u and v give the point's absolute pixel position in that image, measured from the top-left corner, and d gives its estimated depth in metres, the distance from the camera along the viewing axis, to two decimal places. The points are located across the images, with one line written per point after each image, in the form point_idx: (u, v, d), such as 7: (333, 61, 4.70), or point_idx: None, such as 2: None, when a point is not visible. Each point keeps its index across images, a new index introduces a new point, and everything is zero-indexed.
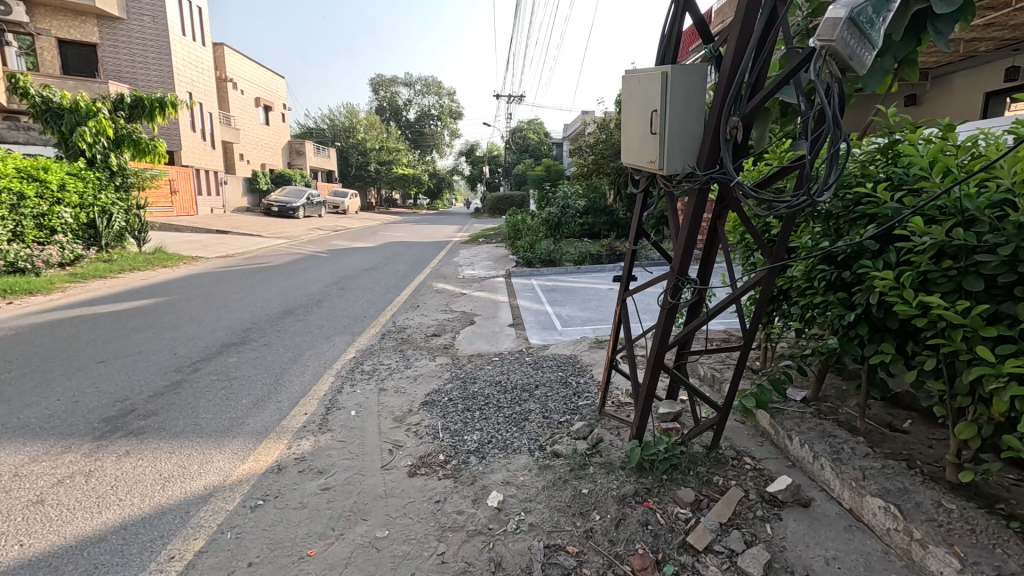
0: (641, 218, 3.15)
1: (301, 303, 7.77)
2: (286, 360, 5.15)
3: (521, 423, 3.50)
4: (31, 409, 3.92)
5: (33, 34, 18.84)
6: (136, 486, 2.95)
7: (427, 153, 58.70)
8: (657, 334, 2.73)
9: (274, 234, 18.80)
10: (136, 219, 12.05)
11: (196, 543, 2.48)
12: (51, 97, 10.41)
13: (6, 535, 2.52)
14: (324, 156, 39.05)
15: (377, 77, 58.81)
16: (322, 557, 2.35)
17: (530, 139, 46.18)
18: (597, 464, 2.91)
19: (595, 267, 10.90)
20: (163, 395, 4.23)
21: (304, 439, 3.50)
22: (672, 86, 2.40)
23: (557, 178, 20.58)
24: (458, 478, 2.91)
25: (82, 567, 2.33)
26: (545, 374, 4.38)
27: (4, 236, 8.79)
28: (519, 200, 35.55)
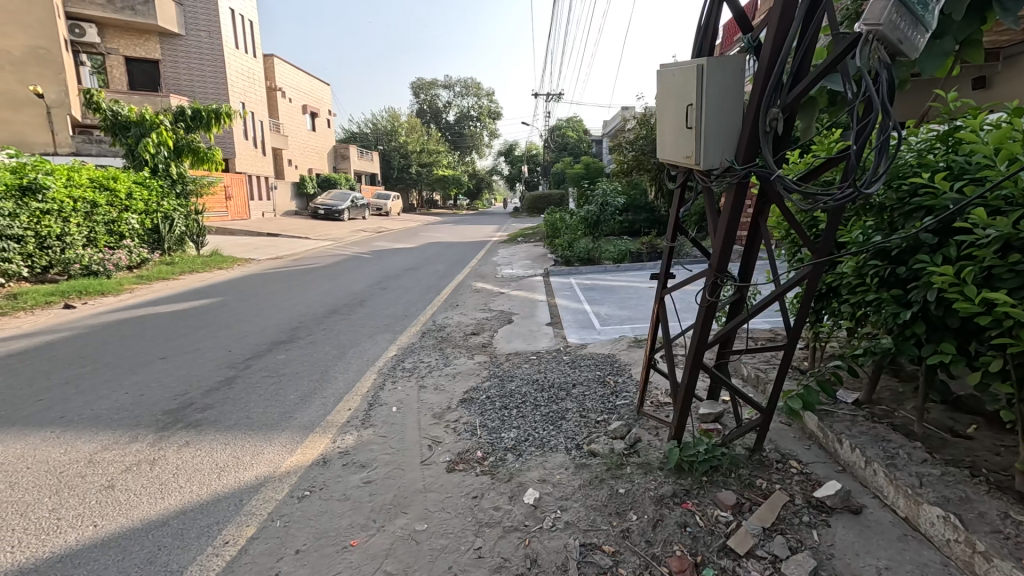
0: (678, 215, 3.09)
1: (346, 302, 8.05)
2: (331, 357, 5.35)
3: (558, 422, 3.50)
4: (103, 401, 4.24)
5: (104, 53, 20.46)
6: (194, 475, 3.13)
7: (466, 154, 59.40)
8: (696, 334, 2.67)
9: (320, 236, 19.52)
10: (195, 224, 12.80)
11: (249, 530, 2.62)
12: (119, 111, 11.21)
13: (81, 516, 2.74)
14: (368, 159, 40.18)
15: (417, 81, 59.95)
16: (363, 547, 2.43)
17: (569, 138, 46.02)
18: (635, 464, 2.88)
19: (634, 265, 10.74)
20: (218, 389, 4.49)
21: (348, 434, 3.62)
22: (708, 79, 2.34)
23: (596, 176, 20.40)
24: (495, 475, 2.95)
25: (146, 548, 2.51)
26: (583, 373, 4.36)
27: (79, 242, 9.54)
28: (558, 199, 35.46)
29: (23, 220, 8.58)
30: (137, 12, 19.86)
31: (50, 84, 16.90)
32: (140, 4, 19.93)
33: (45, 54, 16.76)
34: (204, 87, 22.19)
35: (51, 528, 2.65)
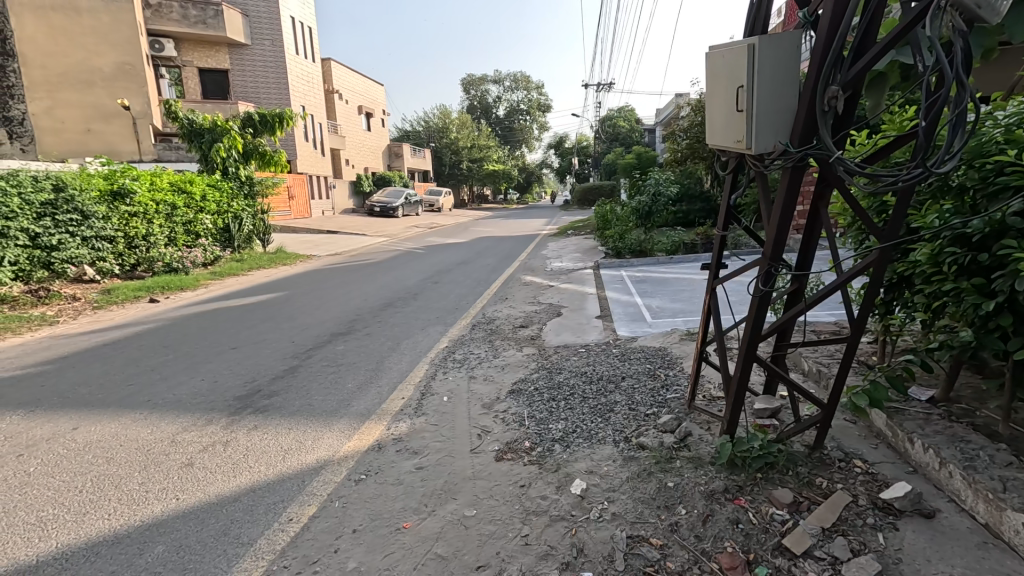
0: (730, 202, 2.96)
1: (400, 296, 8.32)
2: (386, 348, 5.56)
3: (606, 414, 3.47)
4: (182, 387, 4.62)
5: (181, 66, 22.04)
6: (262, 456, 3.36)
7: (516, 148, 59.49)
8: (748, 326, 2.57)
9: (376, 233, 20.20)
10: (261, 223, 13.61)
11: (311, 509, 2.78)
12: (194, 119, 11.92)
13: (165, 489, 3.02)
14: (420, 157, 41.06)
15: (468, 77, 60.55)
16: (416, 529, 2.53)
17: (621, 127, 45.23)
18: (684, 458, 2.82)
19: (688, 256, 10.46)
20: (283, 377, 4.78)
21: (402, 422, 3.76)
22: (760, 59, 2.24)
23: (648, 166, 19.95)
24: (542, 465, 2.98)
25: (221, 521, 2.72)
26: (633, 366, 4.29)
27: (161, 241, 10.37)
28: (609, 189, 34.81)
29: (114, 222, 9.47)
30: (208, 26, 21.16)
31: (135, 97, 18.37)
32: (211, 18, 21.22)
33: (131, 69, 18.24)
34: (269, 93, 23.50)
35: (141, 499, 2.93)
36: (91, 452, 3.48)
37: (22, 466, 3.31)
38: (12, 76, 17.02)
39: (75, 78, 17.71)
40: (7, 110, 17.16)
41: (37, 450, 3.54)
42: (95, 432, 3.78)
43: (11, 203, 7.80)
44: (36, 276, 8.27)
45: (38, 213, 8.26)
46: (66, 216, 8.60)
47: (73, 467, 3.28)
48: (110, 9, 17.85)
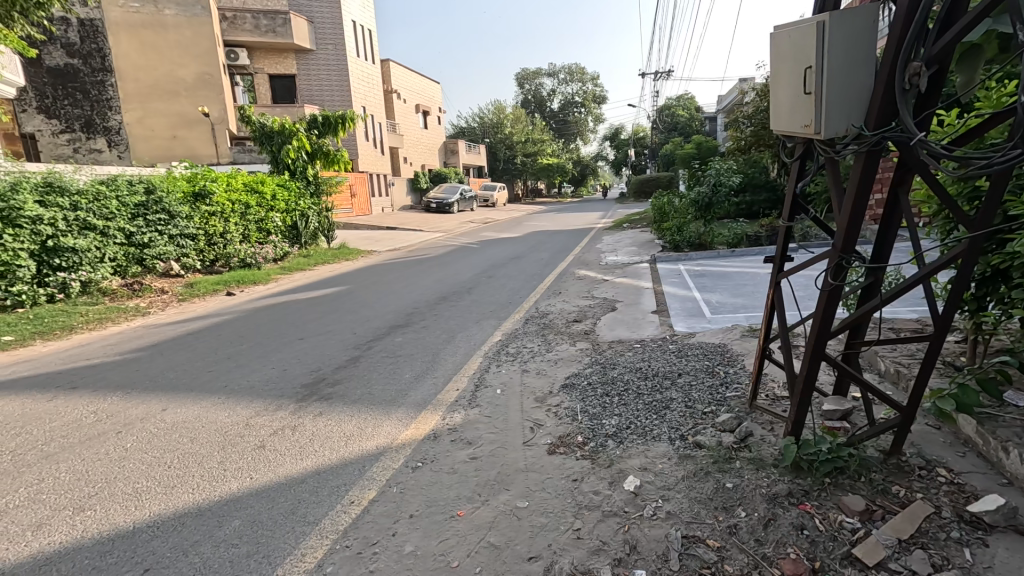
0: (797, 189, 2.79)
1: (455, 290, 8.48)
2: (441, 341, 5.70)
3: (662, 411, 3.39)
4: (255, 374, 4.96)
5: (253, 73, 23.37)
6: (326, 441, 3.55)
7: (570, 141, 58.92)
8: (815, 323, 2.43)
9: (433, 228, 20.68)
10: (326, 220, 14.33)
11: (370, 492, 2.92)
12: (265, 122, 12.71)
13: (241, 468, 3.26)
14: (475, 153, 41.53)
15: (522, 71, 60.50)
16: (469, 518, 2.59)
17: (680, 117, 43.97)
18: (744, 459, 2.71)
19: (751, 249, 10.00)
20: (346, 366, 5.03)
21: (456, 412, 3.85)
22: (831, 36, 2.10)
23: (709, 156, 19.26)
24: (595, 460, 2.95)
25: (288, 500, 2.90)
26: (690, 362, 4.16)
27: (237, 238, 11.14)
28: (666, 181, 33.76)
29: (196, 221, 10.25)
30: (278, 34, 22.30)
31: (214, 104, 19.75)
32: (280, 26, 22.35)
33: (210, 79, 19.63)
34: (332, 95, 24.57)
35: (219, 476, 3.18)
36: (178, 431, 3.81)
37: (121, 442, 3.68)
38: (110, 90, 18.72)
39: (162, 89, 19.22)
40: (106, 120, 18.92)
41: (133, 428, 3.91)
42: (181, 413, 4.13)
43: (110, 205, 8.60)
44: (131, 271, 9.10)
45: (132, 213, 9.06)
46: (155, 216, 9.39)
47: (162, 445, 3.61)
48: (192, 23, 19.26)
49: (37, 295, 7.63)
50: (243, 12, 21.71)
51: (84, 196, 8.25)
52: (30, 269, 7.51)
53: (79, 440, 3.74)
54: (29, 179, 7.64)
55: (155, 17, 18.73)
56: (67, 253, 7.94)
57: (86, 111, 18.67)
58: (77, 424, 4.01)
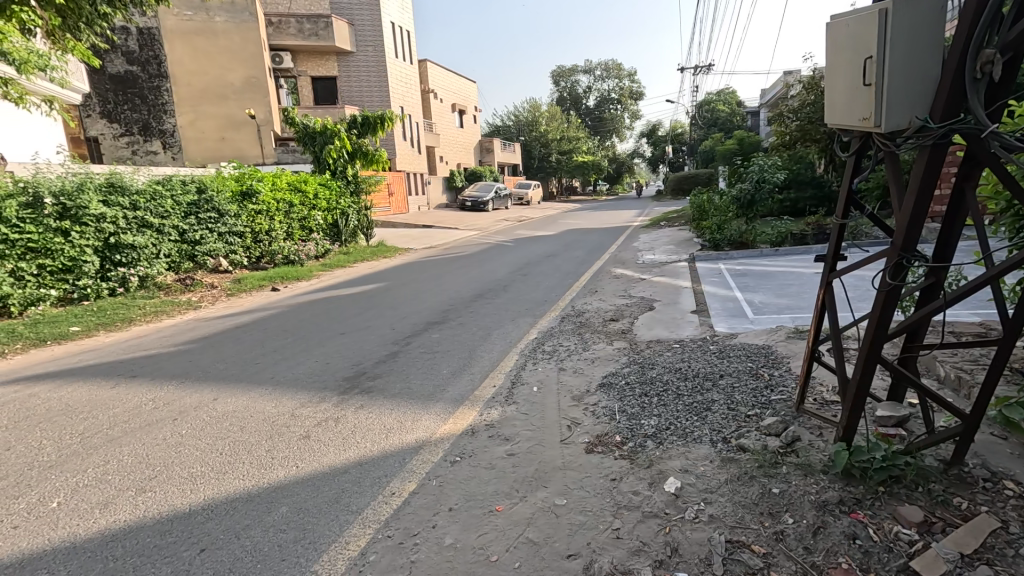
0: (852, 186, 2.67)
1: (490, 288, 8.53)
2: (478, 338, 5.75)
3: (703, 413, 3.32)
4: (300, 366, 5.14)
5: (297, 76, 24.12)
6: (367, 433, 3.65)
7: (606, 138, 58.27)
8: (871, 324, 2.33)
9: (468, 226, 20.85)
10: (365, 218, 14.67)
11: (410, 485, 2.98)
12: (308, 123, 13.12)
13: (287, 457, 3.38)
14: (511, 151, 41.61)
15: (558, 69, 60.16)
16: (508, 513, 2.62)
17: (720, 112, 42.88)
18: (792, 464, 2.63)
19: (796, 249, 9.64)
20: (385, 361, 5.15)
21: (493, 409, 3.88)
22: (893, 25, 2.00)
23: (751, 152, 18.68)
24: (634, 460, 2.93)
25: (332, 489, 3.00)
26: (732, 364, 4.06)
27: (281, 236, 11.55)
28: (705, 178, 32.89)
29: (243, 219, 10.68)
30: (320, 37, 22.93)
31: (260, 107, 20.50)
32: (322, 30, 22.95)
33: (257, 82, 20.38)
34: (372, 96, 25.10)
35: (267, 464, 3.31)
36: (229, 420, 3.99)
37: (177, 429, 3.88)
38: (165, 94, 19.73)
39: (212, 92, 20.06)
40: (161, 124, 19.97)
41: (187, 415, 4.12)
42: (230, 403, 4.32)
43: (165, 204, 9.06)
44: (183, 267, 9.56)
45: (185, 212, 9.51)
46: (206, 214, 9.84)
47: (214, 432, 3.79)
48: (240, 29, 20.02)
49: (101, 289, 8.13)
50: (287, 17, 22.46)
51: (142, 195, 8.72)
52: (95, 264, 8.01)
53: (139, 425, 3.97)
54: (94, 180, 8.12)
55: (206, 24, 19.58)
56: (127, 249, 8.42)
57: (144, 116, 19.77)
58: (137, 410, 4.26)
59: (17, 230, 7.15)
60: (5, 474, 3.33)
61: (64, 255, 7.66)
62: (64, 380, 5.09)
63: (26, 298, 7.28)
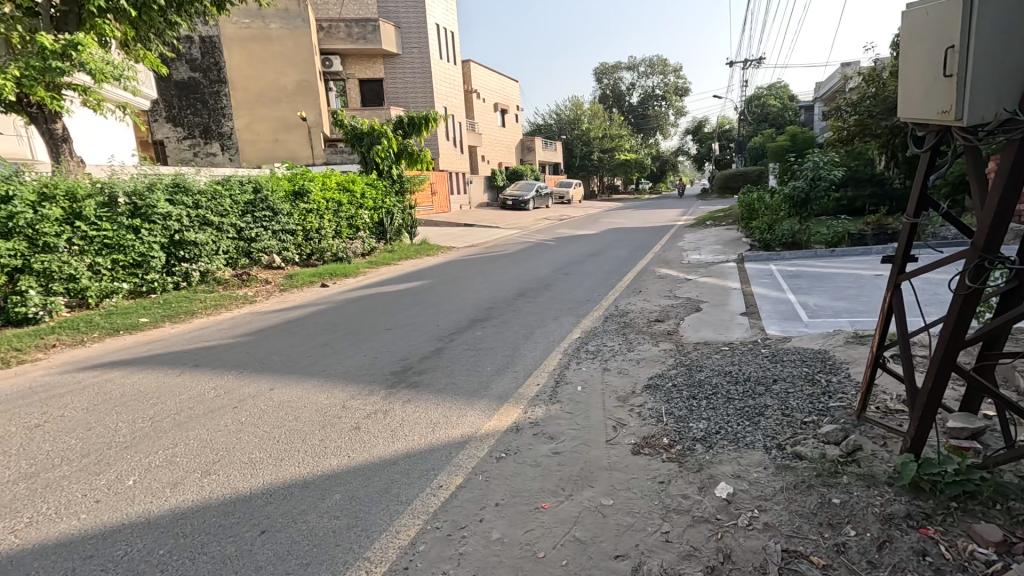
0: (927, 184, 2.52)
1: (532, 286, 8.55)
2: (521, 336, 5.77)
3: (755, 418, 3.22)
4: (349, 360, 5.31)
5: (345, 78, 24.72)
6: (415, 426, 3.74)
7: (649, 136, 57.15)
8: (946, 329, 2.20)
9: (509, 225, 20.92)
10: (409, 217, 15.00)
11: (457, 478, 3.03)
12: (356, 124, 13.50)
13: (339, 447, 3.52)
14: (552, 150, 41.48)
15: (601, 66, 59.48)
16: (554, 511, 2.62)
17: (771, 107, 41.27)
18: (853, 474, 2.52)
19: (854, 249, 9.18)
20: (430, 357, 5.26)
21: (537, 407, 3.89)
22: (979, 11, 1.88)
23: (805, 149, 17.91)
24: (682, 463, 2.87)
25: (382, 480, 3.09)
26: (786, 368, 3.92)
27: (330, 234, 11.97)
28: (755, 176, 31.69)
29: (296, 218, 11.12)
30: (368, 41, 23.56)
31: (311, 109, 21.27)
32: (370, 33, 23.56)
33: (308, 85, 21.15)
34: (416, 97, 25.57)
35: (320, 453, 3.45)
36: (284, 410, 4.17)
37: (237, 416, 4.09)
38: (224, 99, 20.79)
39: (267, 96, 20.97)
40: (221, 127, 21.05)
41: (246, 404, 4.34)
42: (285, 393, 4.52)
43: (225, 203, 9.53)
44: (240, 263, 10.05)
45: (243, 211, 9.98)
46: (261, 213, 10.29)
47: (271, 421, 3.97)
48: (293, 35, 20.83)
49: (166, 282, 8.68)
50: (337, 22, 23.20)
51: (204, 195, 9.21)
52: (161, 260, 8.54)
53: (202, 412, 4.21)
54: (161, 181, 8.65)
55: (262, 31, 20.50)
56: (190, 245, 8.93)
57: (205, 119, 20.89)
58: (200, 398, 4.52)
59: (95, 227, 7.68)
60: (86, 452, 3.60)
61: (134, 250, 8.18)
62: (136, 368, 5.46)
63: (102, 290, 7.82)
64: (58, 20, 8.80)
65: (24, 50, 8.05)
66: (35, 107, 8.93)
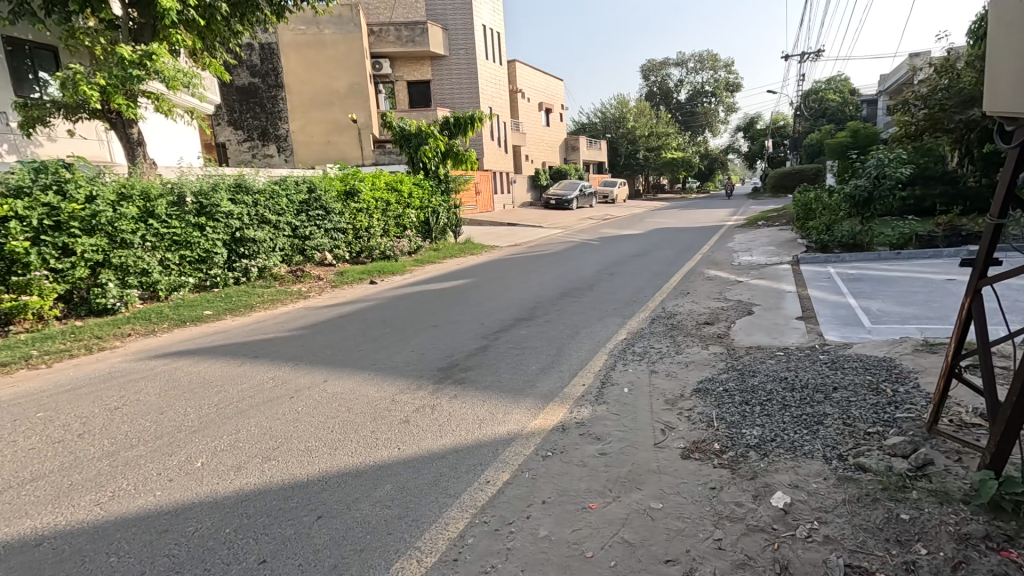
0: (1016, 182, 2.35)
1: (577, 286, 8.51)
2: (566, 336, 5.76)
3: (814, 426, 3.09)
4: (397, 355, 5.46)
5: (394, 81, 25.40)
6: (462, 422, 3.81)
7: (698, 133, 55.59)
8: None
9: (553, 225, 20.86)
10: (454, 216, 15.23)
11: (504, 474, 3.07)
12: (404, 125, 13.79)
13: (390, 438, 3.63)
14: (597, 149, 41.04)
15: (648, 63, 58.34)
16: (601, 511, 2.61)
17: (830, 102, 39.29)
18: (924, 490, 2.38)
19: (924, 252, 8.62)
20: (476, 354, 5.33)
21: (584, 407, 3.88)
22: None
23: (868, 145, 16.97)
24: (735, 470, 2.80)
25: (430, 473, 3.16)
26: (847, 376, 3.73)
27: (378, 233, 12.32)
28: (812, 174, 30.26)
29: (347, 217, 11.51)
30: (416, 43, 24.06)
31: (361, 111, 21.95)
32: (418, 36, 24.05)
33: (359, 88, 21.81)
34: (463, 97, 25.90)
35: (372, 443, 3.58)
36: (338, 401, 4.34)
37: (294, 406, 4.29)
38: (281, 103, 21.76)
39: (320, 100, 21.77)
40: (277, 130, 22.04)
41: (302, 394, 4.54)
42: (338, 385, 4.70)
43: (282, 203, 9.96)
44: (295, 260, 10.49)
45: (298, 210, 10.41)
46: (315, 212, 10.70)
47: (325, 412, 4.14)
48: (346, 39, 21.52)
49: (227, 277, 9.19)
50: (387, 25, 23.83)
51: (263, 195, 9.66)
52: (223, 256, 9.03)
53: (262, 401, 4.43)
54: (225, 181, 9.14)
55: (316, 37, 21.32)
56: (249, 243, 9.41)
57: (263, 122, 21.93)
58: (260, 387, 4.77)
59: (165, 225, 8.21)
60: (159, 435, 3.87)
61: (199, 247, 8.70)
62: (200, 358, 5.80)
63: (170, 284, 8.35)
64: (135, 32, 9.44)
65: (106, 61, 8.74)
66: (115, 114, 9.59)
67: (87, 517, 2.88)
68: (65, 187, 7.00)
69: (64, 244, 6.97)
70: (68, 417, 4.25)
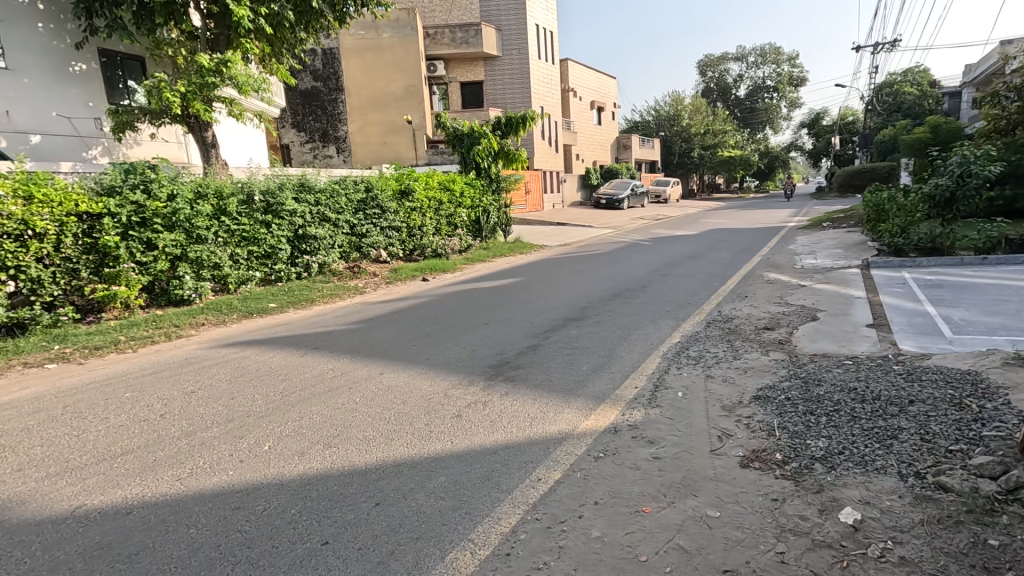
0: None
1: (628, 287, 8.37)
2: (617, 337, 5.68)
3: (887, 441, 2.91)
4: (449, 351, 5.57)
5: (449, 82, 25.87)
6: (513, 419, 3.84)
7: (757, 130, 53.30)
8: None
9: (603, 225, 20.61)
10: (504, 215, 15.35)
11: (555, 473, 3.08)
12: (457, 126, 14.02)
13: (442, 432, 3.72)
14: (650, 147, 40.16)
15: (706, 58, 56.45)
16: (655, 516, 2.57)
17: (907, 96, 36.66)
18: (1016, 515, 2.21)
19: (1014, 257, 7.90)
20: (526, 353, 5.36)
21: (636, 410, 3.82)
22: None
23: (950, 141, 15.74)
24: (799, 482, 2.68)
25: (482, 468, 3.21)
26: (925, 389, 3.49)
27: (430, 231, 12.59)
28: (885, 173, 28.36)
29: (401, 215, 11.84)
30: (470, 44, 24.41)
31: (416, 112, 22.52)
32: (472, 37, 24.39)
33: (415, 90, 22.39)
34: (515, 97, 26.04)
35: (425, 436, 3.67)
36: (393, 393, 4.49)
37: (352, 396, 4.47)
38: (341, 106, 22.66)
39: (377, 102, 22.50)
40: (337, 131, 22.94)
41: (359, 386, 4.72)
42: (393, 378, 4.86)
43: (341, 202, 10.38)
44: (352, 256, 10.91)
45: (356, 208, 10.82)
46: (372, 211, 11.09)
47: (381, 403, 4.29)
48: (403, 42, 22.12)
49: (290, 273, 9.67)
50: (442, 28, 24.34)
51: (324, 194, 10.11)
52: (287, 252, 9.51)
53: (323, 390, 4.65)
54: (290, 181, 9.63)
55: (375, 41, 22.06)
56: (310, 239, 9.87)
57: (324, 124, 22.88)
58: (321, 377, 5.00)
59: (236, 222, 8.74)
60: (231, 418, 4.13)
61: (266, 243, 9.20)
62: (265, 348, 6.14)
63: (239, 277, 8.88)
64: (212, 41, 10.03)
65: (187, 69, 9.38)
66: (194, 118, 10.27)
67: (169, 490, 3.12)
68: (150, 187, 7.60)
69: (149, 239, 7.56)
70: (152, 398, 4.62)
